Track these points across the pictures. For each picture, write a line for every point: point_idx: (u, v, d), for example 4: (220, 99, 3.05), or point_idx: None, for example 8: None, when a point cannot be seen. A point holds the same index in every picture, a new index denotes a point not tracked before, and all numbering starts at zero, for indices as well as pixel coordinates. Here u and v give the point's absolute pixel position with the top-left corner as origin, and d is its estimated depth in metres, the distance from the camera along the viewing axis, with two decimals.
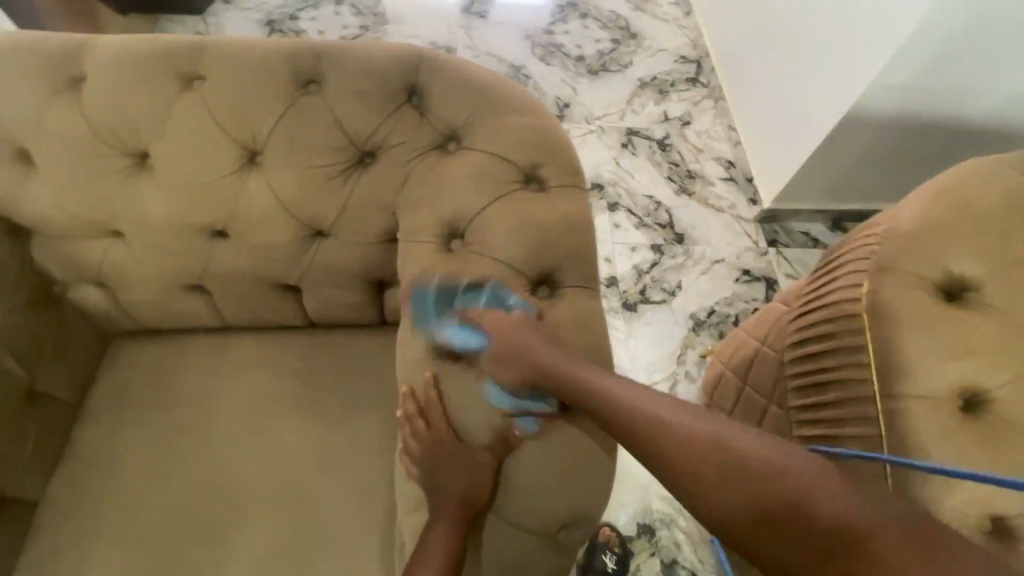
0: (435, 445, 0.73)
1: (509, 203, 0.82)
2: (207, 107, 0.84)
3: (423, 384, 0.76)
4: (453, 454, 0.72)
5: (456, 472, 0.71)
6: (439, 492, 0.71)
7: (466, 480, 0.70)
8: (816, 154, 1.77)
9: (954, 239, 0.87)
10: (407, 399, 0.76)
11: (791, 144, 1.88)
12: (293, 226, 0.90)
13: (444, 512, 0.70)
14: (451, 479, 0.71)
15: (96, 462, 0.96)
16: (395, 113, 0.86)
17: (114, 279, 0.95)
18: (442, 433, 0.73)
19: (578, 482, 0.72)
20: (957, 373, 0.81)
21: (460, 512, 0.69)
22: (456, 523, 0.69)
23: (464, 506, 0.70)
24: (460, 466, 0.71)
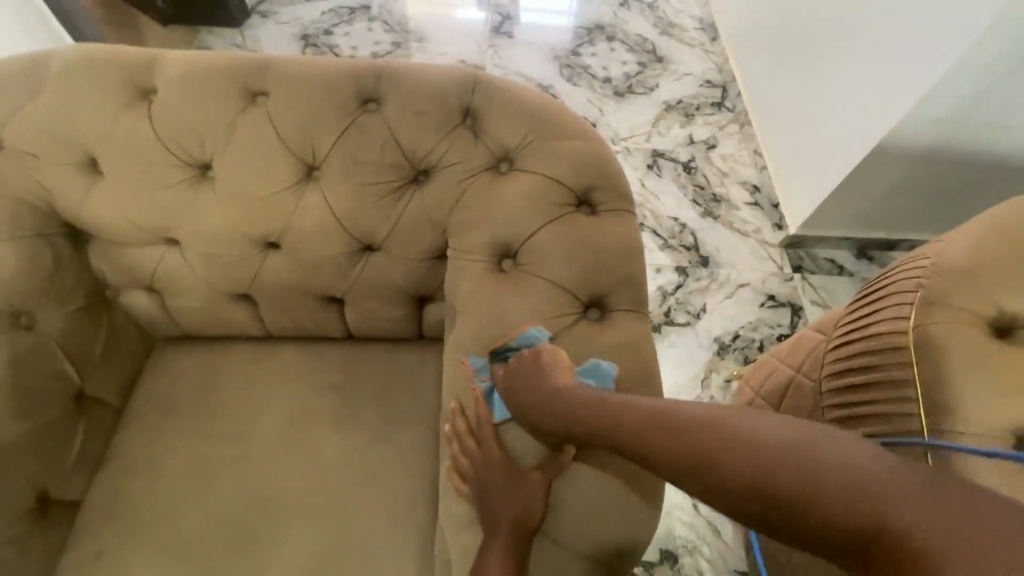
0: (486, 464, 0.74)
1: (562, 224, 0.83)
2: (270, 122, 0.87)
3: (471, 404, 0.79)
4: (505, 475, 0.72)
5: (509, 493, 0.71)
6: (492, 511, 0.71)
7: (520, 500, 0.70)
8: (847, 182, 1.77)
9: (1006, 275, 0.87)
10: (457, 417, 0.78)
11: (820, 172, 1.89)
12: (344, 239, 0.91)
13: (498, 534, 0.69)
14: (505, 499, 0.71)
15: (138, 466, 0.96)
16: (450, 133, 0.88)
17: (166, 285, 0.96)
18: (494, 453, 0.74)
19: (629, 507, 0.71)
20: (1010, 411, 0.80)
21: (513, 535, 0.69)
22: (510, 545, 0.69)
23: (518, 528, 0.69)
24: (512, 486, 0.71)
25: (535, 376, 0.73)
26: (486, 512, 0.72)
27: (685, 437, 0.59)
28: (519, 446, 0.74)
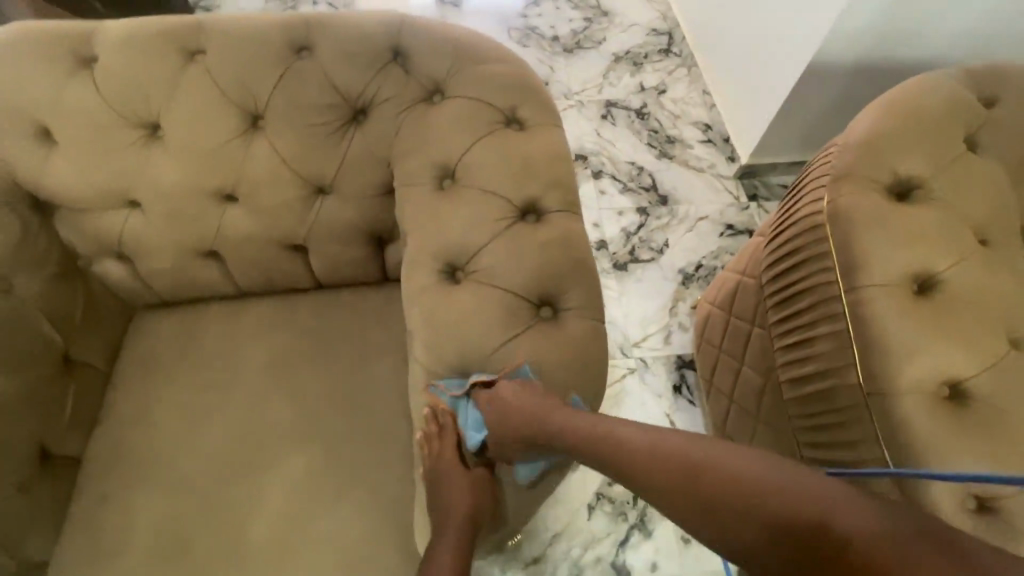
0: (438, 470, 0.81)
1: (493, 141, 0.90)
2: (210, 76, 0.92)
3: (440, 406, 0.81)
4: (460, 474, 0.81)
5: (460, 496, 0.79)
6: (446, 516, 0.78)
7: (467, 500, 0.79)
8: (786, 103, 1.85)
9: (903, 146, 0.95)
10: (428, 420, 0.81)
11: (763, 99, 1.97)
12: (296, 184, 0.97)
13: (452, 531, 0.78)
14: (456, 498, 0.79)
15: (132, 420, 1.03)
16: (382, 71, 0.94)
17: (134, 248, 1.02)
18: (451, 453, 0.81)
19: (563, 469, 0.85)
20: (911, 261, 0.89)
21: (465, 528, 0.78)
22: (462, 537, 0.78)
23: (469, 522, 0.79)
24: (463, 485, 0.80)
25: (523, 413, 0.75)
26: (438, 515, 0.79)
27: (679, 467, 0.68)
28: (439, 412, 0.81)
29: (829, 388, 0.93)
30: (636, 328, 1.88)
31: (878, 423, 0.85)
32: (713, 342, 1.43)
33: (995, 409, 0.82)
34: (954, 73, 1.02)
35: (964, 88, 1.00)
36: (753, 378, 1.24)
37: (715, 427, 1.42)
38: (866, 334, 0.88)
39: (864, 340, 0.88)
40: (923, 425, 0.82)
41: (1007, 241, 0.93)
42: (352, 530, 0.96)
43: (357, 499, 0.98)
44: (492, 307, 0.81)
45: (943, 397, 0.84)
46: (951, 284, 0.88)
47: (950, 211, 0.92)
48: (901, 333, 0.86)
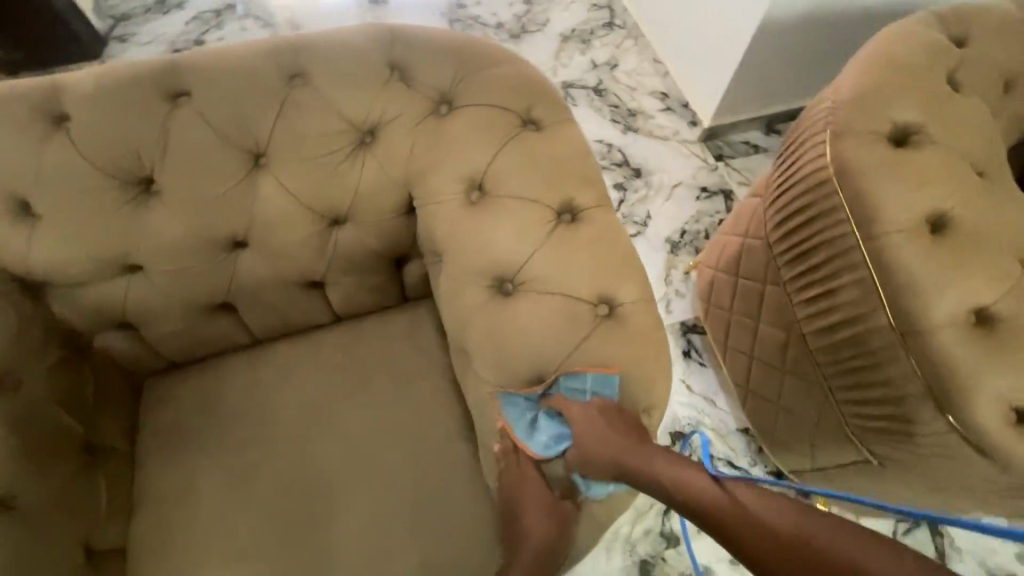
0: (509, 490, 0.81)
1: (514, 145, 0.88)
2: (202, 118, 0.85)
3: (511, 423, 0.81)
4: (535, 496, 0.80)
5: (537, 517, 0.80)
6: (519, 535, 0.81)
7: (541, 522, 0.79)
8: (743, 62, 1.91)
9: (893, 95, 1.00)
10: (504, 435, 0.82)
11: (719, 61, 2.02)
12: (310, 218, 0.92)
13: (527, 550, 0.80)
14: (529, 517, 0.80)
15: (173, 495, 0.97)
16: (384, 89, 0.90)
17: (141, 315, 0.94)
18: (525, 474, 0.80)
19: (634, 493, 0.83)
20: (922, 202, 0.94)
21: (539, 549, 0.80)
22: (534, 557, 0.80)
23: (543, 543, 0.80)
24: (542, 505, 0.80)
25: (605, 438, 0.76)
26: (512, 530, 0.82)
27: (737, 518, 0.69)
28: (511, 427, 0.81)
29: (861, 332, 0.98)
30: None
31: (916, 357, 0.91)
32: (723, 304, 1.48)
33: (1018, 327, 0.89)
34: (924, 18, 1.08)
35: (935, 31, 1.06)
36: (772, 334, 1.30)
37: (738, 384, 1.47)
38: (893, 278, 0.92)
39: (891, 285, 0.93)
40: (959, 354, 0.88)
41: (998, 170, 0.99)
42: (432, 560, 0.94)
43: (430, 528, 0.96)
44: (552, 315, 0.80)
45: (972, 325, 0.90)
46: (961, 218, 0.93)
47: (947, 149, 0.97)
48: (927, 272, 0.91)
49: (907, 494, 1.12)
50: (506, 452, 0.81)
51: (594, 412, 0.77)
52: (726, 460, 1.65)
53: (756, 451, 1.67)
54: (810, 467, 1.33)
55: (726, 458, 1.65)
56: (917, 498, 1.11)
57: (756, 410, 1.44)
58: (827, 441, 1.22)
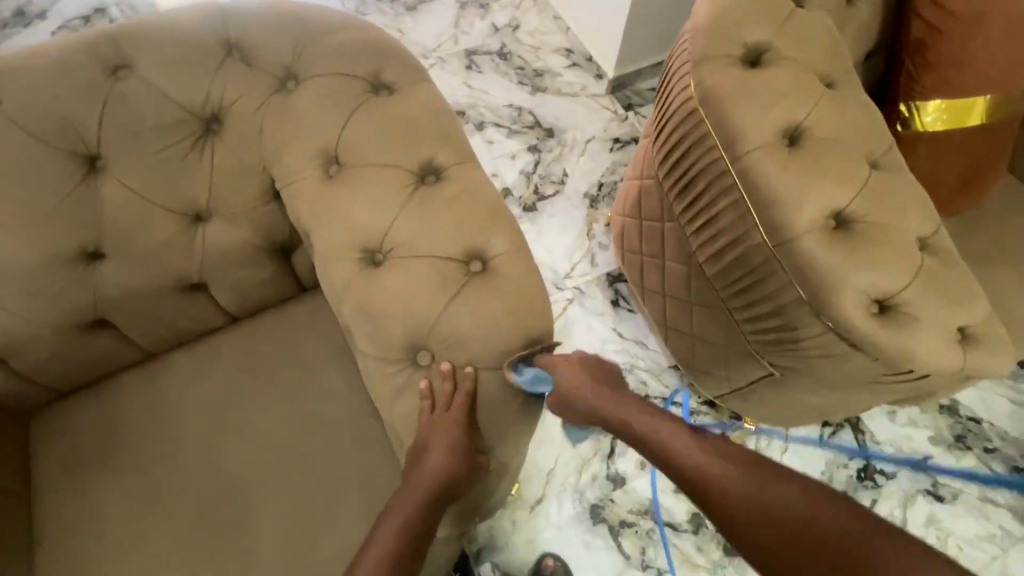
0: (427, 428, 0.77)
1: (367, 114, 0.85)
2: (18, 126, 0.78)
3: (465, 365, 0.78)
4: (446, 443, 0.76)
5: (444, 460, 0.76)
6: (413, 479, 0.77)
7: (441, 474, 0.76)
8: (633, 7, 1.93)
9: (743, 17, 1.02)
10: (447, 377, 0.78)
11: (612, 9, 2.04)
12: (168, 217, 0.88)
13: (415, 496, 0.77)
14: (429, 467, 0.76)
15: (79, 524, 0.94)
16: (221, 71, 0.85)
17: (3, 346, 0.89)
18: (449, 418, 0.77)
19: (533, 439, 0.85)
20: (777, 118, 0.97)
21: (431, 501, 0.77)
22: (424, 507, 0.77)
23: (438, 491, 0.77)
24: (450, 453, 0.76)
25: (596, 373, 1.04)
26: (410, 474, 0.78)
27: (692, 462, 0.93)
28: (471, 367, 0.78)
29: (741, 253, 1.02)
30: (562, 260, 1.93)
31: (787, 266, 0.95)
32: (634, 248, 1.50)
33: (872, 224, 0.94)
34: None
35: None
36: (677, 269, 1.33)
37: (657, 323, 1.52)
38: (756, 196, 0.96)
39: (757, 202, 0.96)
40: (822, 258, 0.92)
41: (847, 79, 1.03)
42: (358, 538, 0.95)
43: (352, 509, 0.97)
44: (422, 277, 0.79)
45: (832, 229, 0.94)
46: (814, 129, 0.97)
47: (796, 64, 1.00)
48: (787, 184, 0.94)
49: (809, 398, 1.19)
50: (432, 397, 0.78)
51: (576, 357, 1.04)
52: (660, 398, 1.72)
53: (688, 384, 1.74)
54: (729, 389, 1.39)
55: (660, 396, 1.72)
56: (818, 400, 1.19)
57: (676, 345, 1.49)
58: (737, 362, 1.27)
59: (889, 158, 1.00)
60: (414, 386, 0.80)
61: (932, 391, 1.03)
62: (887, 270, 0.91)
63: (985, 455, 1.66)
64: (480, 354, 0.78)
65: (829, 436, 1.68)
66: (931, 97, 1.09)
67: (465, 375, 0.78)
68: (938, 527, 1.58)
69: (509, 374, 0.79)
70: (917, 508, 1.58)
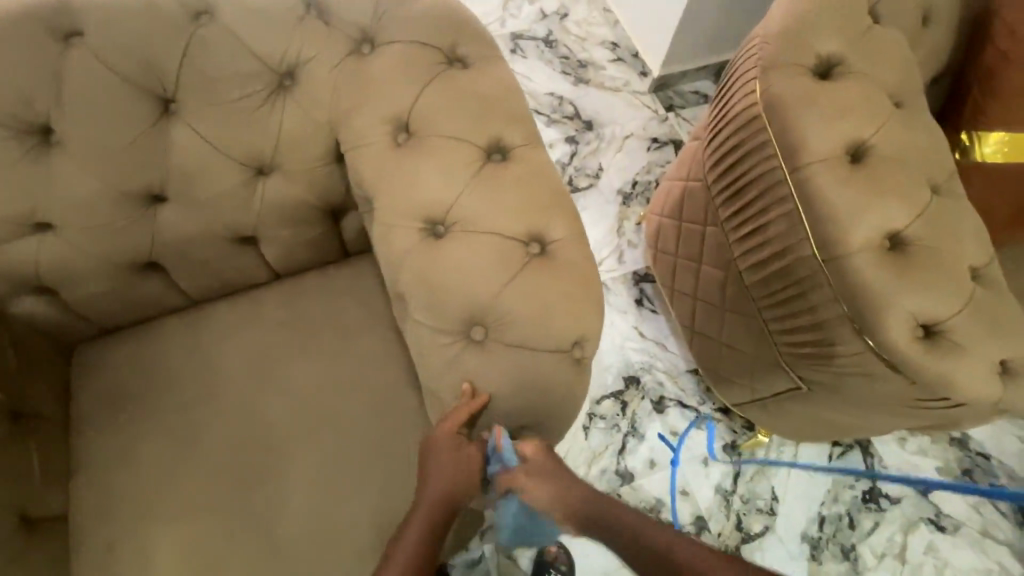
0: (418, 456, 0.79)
1: (441, 85, 0.85)
2: (98, 59, 0.78)
3: (516, 346, 0.78)
4: (450, 458, 0.78)
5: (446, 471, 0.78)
6: (426, 492, 0.78)
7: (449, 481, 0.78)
8: (688, 10, 1.91)
9: (821, 26, 1.01)
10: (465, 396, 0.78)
11: (665, 9, 2.01)
12: (232, 168, 0.89)
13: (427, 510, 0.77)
14: (435, 479, 0.78)
15: (114, 458, 0.96)
16: (300, 28, 0.85)
17: (59, 277, 0.90)
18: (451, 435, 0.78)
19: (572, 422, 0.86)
20: (845, 133, 0.96)
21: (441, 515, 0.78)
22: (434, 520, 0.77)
23: (446, 508, 0.78)
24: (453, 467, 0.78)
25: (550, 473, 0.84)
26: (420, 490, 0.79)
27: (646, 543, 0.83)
28: (522, 348, 0.78)
29: (789, 263, 1.03)
30: None
31: (834, 281, 0.96)
32: (668, 248, 1.51)
33: (928, 249, 0.94)
34: None
35: None
36: (713, 274, 1.34)
37: (683, 325, 1.53)
38: (810, 208, 0.96)
39: (811, 215, 0.97)
40: (874, 277, 0.92)
41: (916, 100, 1.02)
42: (382, 501, 0.97)
43: (378, 472, 0.99)
44: (482, 254, 0.79)
45: (887, 249, 0.94)
46: (881, 147, 0.97)
47: (869, 80, 0.99)
48: (846, 201, 0.94)
49: (833, 415, 1.20)
50: (485, 374, 0.79)
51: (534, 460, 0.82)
52: (675, 401, 1.72)
53: (705, 390, 1.74)
54: (751, 398, 1.40)
55: (675, 398, 1.72)
56: (840, 418, 1.20)
57: (700, 349, 1.49)
58: (763, 372, 1.28)
59: (949, 185, 1.00)
60: (463, 362, 0.79)
61: (959, 420, 1.05)
62: (937, 295, 0.92)
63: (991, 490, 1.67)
64: (533, 337, 0.78)
65: (838, 455, 1.69)
66: (993, 129, 1.09)
67: (516, 354, 0.78)
68: (936, 555, 1.59)
69: (576, 359, 0.80)
70: (917, 536, 1.59)
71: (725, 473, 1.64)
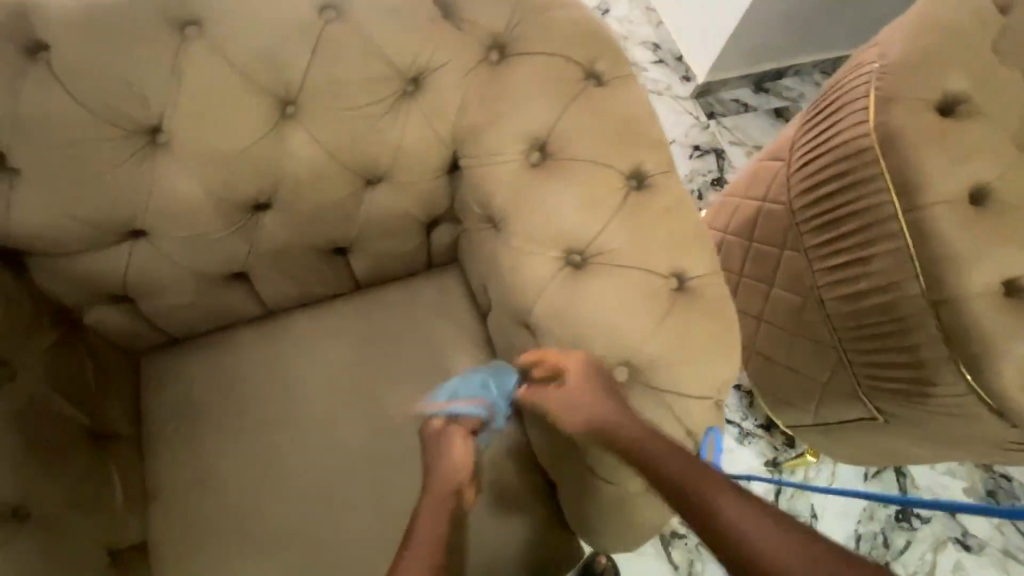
0: (439, 408, 0.78)
1: (582, 102, 0.80)
2: (219, 54, 0.70)
3: (662, 388, 0.75)
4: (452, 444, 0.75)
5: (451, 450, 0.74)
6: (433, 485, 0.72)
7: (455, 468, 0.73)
8: (739, 28, 1.81)
9: (946, 63, 0.99)
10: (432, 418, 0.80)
11: (711, 20, 1.91)
12: (345, 178, 0.82)
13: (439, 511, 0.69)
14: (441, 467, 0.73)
15: (194, 481, 0.89)
16: (433, 30, 0.78)
17: (145, 286, 0.82)
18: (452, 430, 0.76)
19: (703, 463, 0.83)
20: (965, 176, 0.95)
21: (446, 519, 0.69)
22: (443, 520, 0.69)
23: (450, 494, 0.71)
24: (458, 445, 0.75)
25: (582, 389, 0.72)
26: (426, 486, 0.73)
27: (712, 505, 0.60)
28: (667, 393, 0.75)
29: (889, 300, 1.02)
30: None
31: (945, 323, 0.96)
32: (731, 266, 1.49)
33: None
34: None
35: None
36: (785, 298, 1.32)
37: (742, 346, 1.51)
38: (926, 249, 0.95)
39: (926, 256, 0.96)
40: (987, 323, 0.93)
41: None
42: None
43: None
44: (628, 290, 0.76)
45: (1002, 295, 0.94)
46: (998, 193, 0.97)
47: (991, 121, 0.98)
48: (964, 244, 0.94)
49: (906, 447, 1.21)
50: None
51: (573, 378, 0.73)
52: None
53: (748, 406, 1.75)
54: (812, 423, 1.40)
55: None
56: (913, 450, 1.21)
57: (759, 372, 1.48)
58: (834, 400, 1.29)
59: None
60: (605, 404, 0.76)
61: None
62: None
63: (1014, 512, 1.72)
64: (678, 379, 0.75)
65: (874, 474, 1.73)
66: None
67: (660, 396, 0.75)
68: None
69: (715, 402, 0.77)
70: (947, 554, 1.64)
71: (768, 490, 1.66)
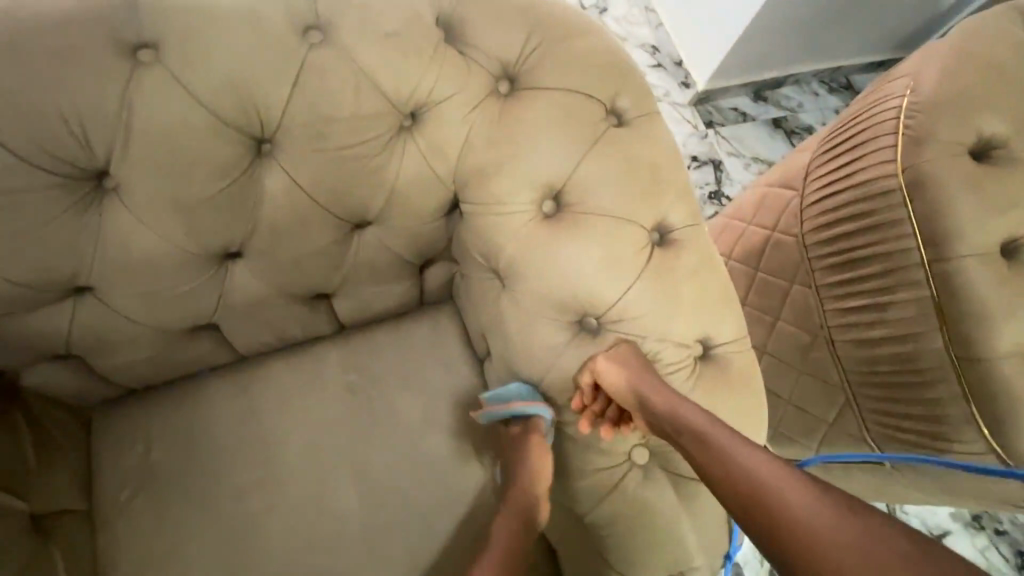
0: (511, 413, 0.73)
1: (604, 145, 0.71)
2: (181, 84, 0.59)
3: None
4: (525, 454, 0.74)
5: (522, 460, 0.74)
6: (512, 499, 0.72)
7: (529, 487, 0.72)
8: (744, 38, 1.69)
9: (980, 104, 0.93)
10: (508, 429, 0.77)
11: (714, 26, 1.78)
12: (331, 223, 0.72)
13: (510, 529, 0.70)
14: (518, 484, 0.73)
15: (152, 562, 0.77)
16: (437, 59, 0.67)
17: (96, 343, 0.72)
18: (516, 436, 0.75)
19: (719, 540, 0.77)
20: (997, 226, 0.90)
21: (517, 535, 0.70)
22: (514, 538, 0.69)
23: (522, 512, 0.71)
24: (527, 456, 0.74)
25: (634, 374, 0.70)
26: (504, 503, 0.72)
27: (778, 498, 0.58)
28: None
29: (909, 351, 0.96)
30: None
31: (966, 377, 0.92)
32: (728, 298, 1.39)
33: None
34: (1000, 15, 1.01)
35: (1014, 32, 0.99)
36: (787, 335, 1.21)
37: None
38: (954, 302, 0.90)
39: (953, 308, 0.91)
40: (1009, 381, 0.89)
41: None
42: None
43: None
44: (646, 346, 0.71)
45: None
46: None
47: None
48: (994, 299, 0.89)
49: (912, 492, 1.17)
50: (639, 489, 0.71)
51: (630, 363, 0.70)
52: None
53: None
54: None
55: None
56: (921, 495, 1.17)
57: None
58: None
59: None
60: (627, 488, 0.74)
61: None
62: None
63: (997, 536, 1.55)
64: None
65: None
66: None
67: None
68: None
69: None
70: None
71: None
